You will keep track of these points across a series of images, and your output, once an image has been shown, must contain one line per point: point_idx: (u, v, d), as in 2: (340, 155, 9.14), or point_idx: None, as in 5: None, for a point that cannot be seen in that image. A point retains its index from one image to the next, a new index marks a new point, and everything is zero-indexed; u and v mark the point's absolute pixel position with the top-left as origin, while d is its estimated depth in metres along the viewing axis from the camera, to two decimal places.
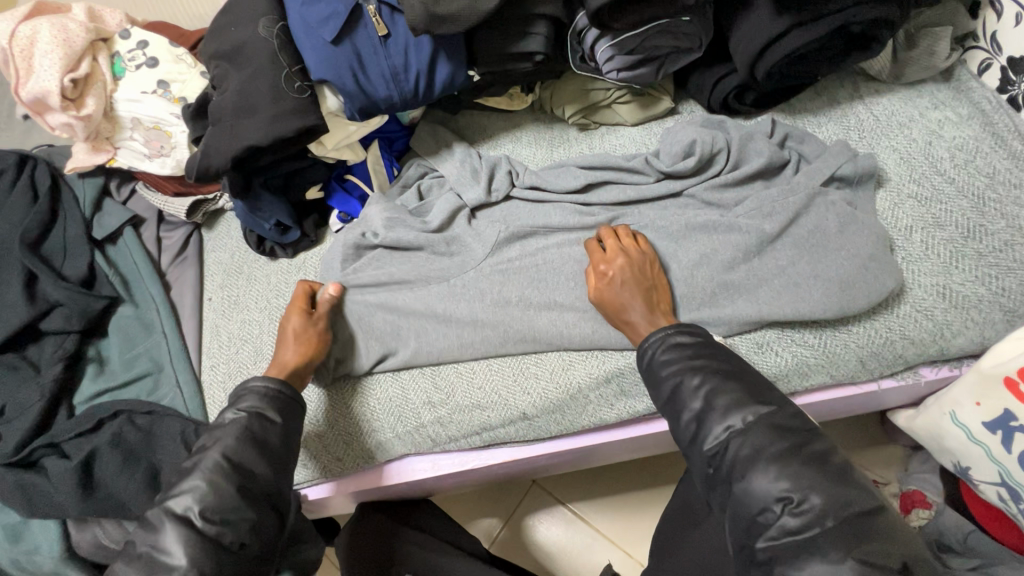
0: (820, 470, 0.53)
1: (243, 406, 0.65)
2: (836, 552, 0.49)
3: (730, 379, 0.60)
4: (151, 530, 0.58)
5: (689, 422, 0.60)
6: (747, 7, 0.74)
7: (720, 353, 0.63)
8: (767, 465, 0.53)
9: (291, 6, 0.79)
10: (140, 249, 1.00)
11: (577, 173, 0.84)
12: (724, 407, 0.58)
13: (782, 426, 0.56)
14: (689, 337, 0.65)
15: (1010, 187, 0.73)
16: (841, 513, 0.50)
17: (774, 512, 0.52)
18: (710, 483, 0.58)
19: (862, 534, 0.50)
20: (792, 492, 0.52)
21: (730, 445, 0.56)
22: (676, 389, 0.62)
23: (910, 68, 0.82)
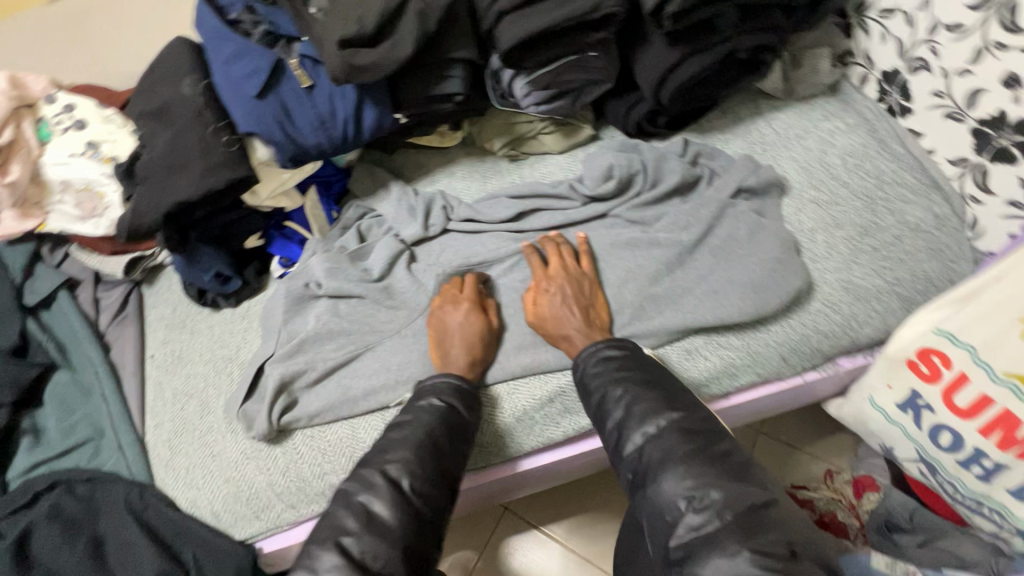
0: (722, 466, 0.56)
1: (435, 398, 0.71)
2: (731, 543, 0.50)
3: (650, 389, 0.64)
4: (361, 483, 0.63)
5: (612, 430, 0.64)
6: (645, 41, 0.80)
7: (644, 363, 0.68)
8: (675, 466, 0.56)
9: (215, 64, 0.81)
10: (76, 312, 0.98)
11: (509, 203, 0.88)
12: (641, 412, 0.62)
13: (693, 429, 0.60)
14: (618, 350, 0.70)
15: (895, 186, 0.80)
16: (737, 505, 0.52)
17: (680, 509, 0.54)
18: (630, 488, 0.60)
19: (757, 526, 0.51)
20: (694, 489, 0.54)
21: (646, 449, 0.60)
22: (603, 399, 0.66)
23: (800, 85, 0.90)
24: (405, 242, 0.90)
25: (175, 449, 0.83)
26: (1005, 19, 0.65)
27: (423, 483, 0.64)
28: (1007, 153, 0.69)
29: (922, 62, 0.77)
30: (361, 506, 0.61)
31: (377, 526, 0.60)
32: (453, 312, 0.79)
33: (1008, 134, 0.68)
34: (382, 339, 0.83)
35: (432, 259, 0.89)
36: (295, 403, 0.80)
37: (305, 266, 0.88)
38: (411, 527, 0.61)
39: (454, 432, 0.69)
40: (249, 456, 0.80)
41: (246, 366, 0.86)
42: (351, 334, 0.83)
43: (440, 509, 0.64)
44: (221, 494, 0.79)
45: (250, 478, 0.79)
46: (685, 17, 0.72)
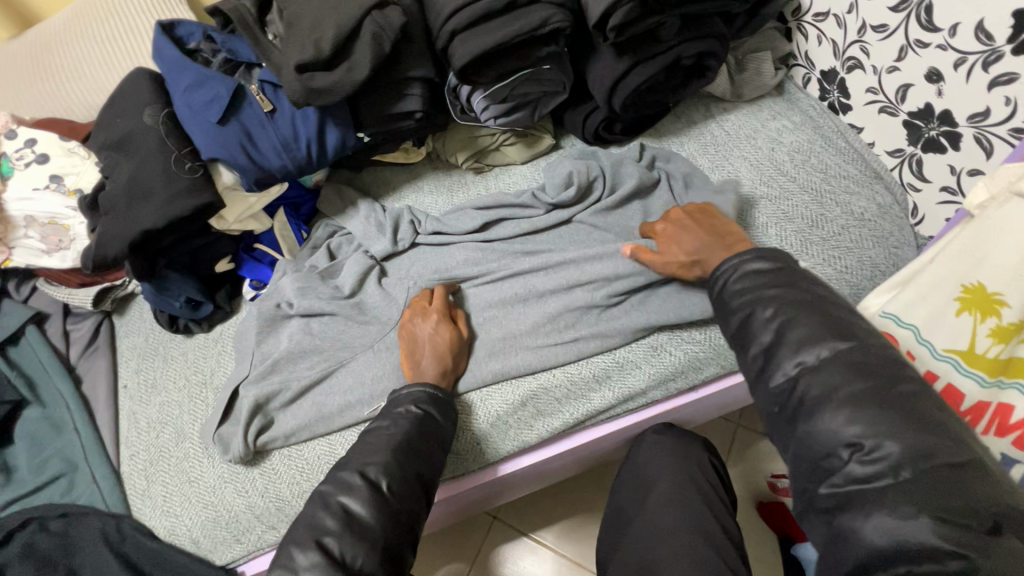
0: (905, 414, 0.46)
1: (416, 403, 0.72)
2: (906, 506, 0.44)
3: (813, 313, 0.54)
4: (344, 489, 0.64)
5: (757, 356, 0.55)
6: (596, 52, 0.84)
7: (799, 281, 0.57)
8: (837, 408, 0.48)
9: (175, 92, 0.82)
10: (45, 347, 0.98)
11: (475, 214, 0.90)
12: (797, 339, 0.53)
13: (866, 365, 0.50)
14: (767, 264, 0.60)
15: (840, 179, 0.84)
16: (919, 463, 0.44)
17: (840, 457, 0.47)
18: (777, 420, 0.53)
19: (948, 485, 0.43)
20: (862, 436, 0.47)
21: (801, 381, 0.51)
22: (746, 319, 0.57)
23: (747, 88, 0.94)
24: (374, 258, 0.92)
25: (151, 477, 0.83)
26: (922, 19, 0.69)
27: (400, 483, 0.65)
28: (936, 143, 0.73)
29: (856, 61, 0.81)
30: (345, 515, 0.61)
31: (357, 525, 0.61)
32: (423, 325, 0.80)
33: (935, 125, 0.72)
34: (356, 354, 0.83)
35: (402, 273, 0.90)
36: (271, 423, 0.80)
37: (276, 287, 0.90)
38: (389, 526, 0.62)
39: (430, 437, 0.70)
40: (227, 480, 0.80)
41: (221, 390, 0.86)
42: (325, 352, 0.84)
43: (417, 512, 0.66)
44: (199, 520, 0.78)
45: (228, 502, 0.78)
46: (628, 28, 0.75)
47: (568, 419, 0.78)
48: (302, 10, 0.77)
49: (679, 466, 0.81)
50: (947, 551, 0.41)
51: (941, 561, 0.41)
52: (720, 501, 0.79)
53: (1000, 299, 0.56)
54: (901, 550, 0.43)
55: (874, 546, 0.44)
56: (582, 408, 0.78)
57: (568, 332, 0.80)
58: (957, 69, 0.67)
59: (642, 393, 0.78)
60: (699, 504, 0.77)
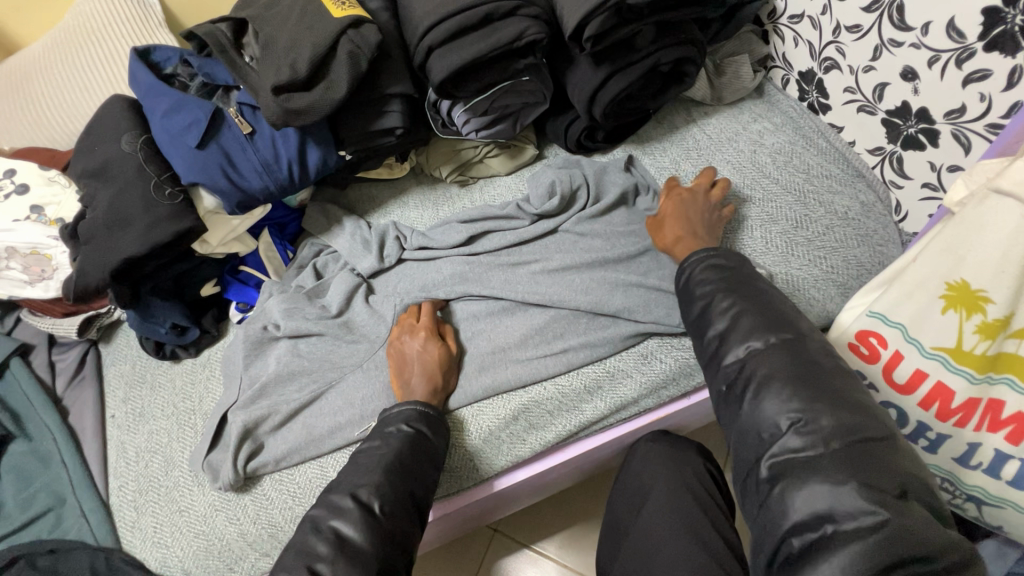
0: (838, 395, 0.50)
1: (405, 422, 0.71)
2: (837, 473, 0.46)
3: (765, 307, 0.58)
4: (335, 512, 0.63)
5: (712, 340, 0.59)
6: (574, 62, 0.84)
7: (752, 278, 0.62)
8: (780, 387, 0.52)
9: (153, 119, 0.81)
10: (30, 379, 0.96)
11: (460, 227, 0.90)
12: (747, 328, 0.57)
13: (806, 353, 0.54)
14: (727, 261, 0.64)
15: (823, 179, 0.84)
16: (849, 436, 0.47)
17: (780, 429, 0.50)
18: (723, 400, 0.57)
19: (866, 457, 0.46)
20: (802, 412, 0.50)
21: (748, 364, 0.55)
22: (705, 308, 0.61)
23: (726, 91, 0.94)
24: (361, 275, 0.91)
25: (140, 507, 0.82)
26: (895, 18, 0.70)
27: (391, 504, 0.64)
28: (916, 140, 0.73)
29: (832, 62, 0.82)
30: (336, 539, 0.60)
31: (349, 549, 0.60)
32: (411, 342, 0.80)
33: (913, 123, 0.73)
34: (345, 374, 0.83)
35: (389, 290, 0.89)
36: (261, 448, 0.79)
37: (263, 309, 0.89)
38: (382, 548, 0.61)
39: (421, 456, 0.69)
40: (218, 507, 0.78)
41: (210, 416, 0.85)
42: (314, 373, 0.83)
43: (410, 533, 0.64)
44: (190, 550, 0.77)
45: (220, 530, 0.77)
46: (604, 37, 0.75)
47: (562, 431, 0.77)
48: (279, 32, 0.77)
49: (675, 473, 0.81)
50: (864, 509, 0.44)
51: (859, 519, 0.44)
52: (718, 507, 0.78)
53: (984, 296, 0.56)
54: (828, 512, 0.45)
55: (802, 512, 0.46)
56: (574, 420, 0.77)
57: (556, 343, 0.79)
58: (932, 67, 0.68)
59: (634, 402, 0.78)
60: (695, 511, 0.76)
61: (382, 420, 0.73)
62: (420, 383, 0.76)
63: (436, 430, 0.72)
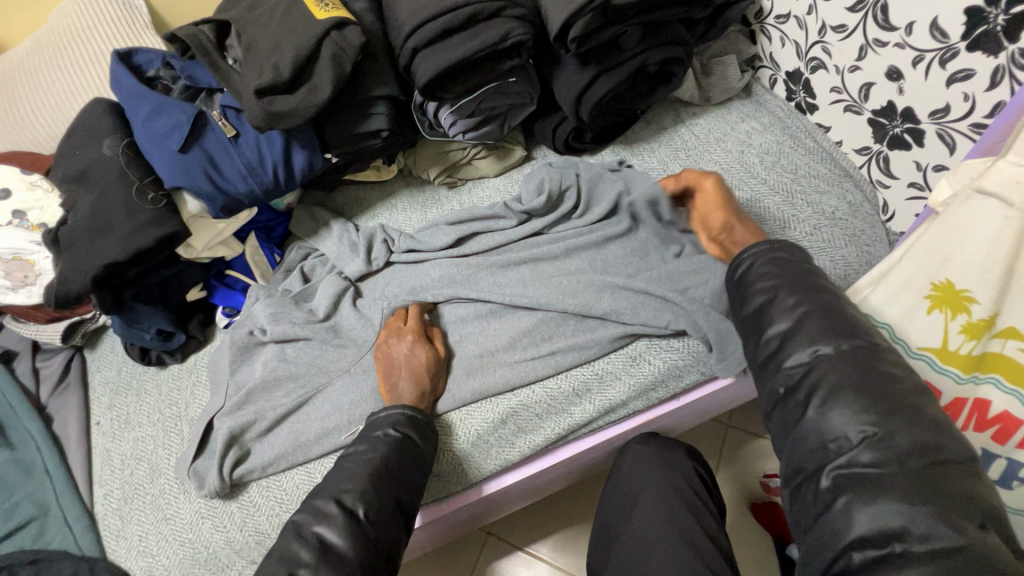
0: (917, 413, 0.46)
1: (392, 426, 0.70)
2: (911, 492, 0.43)
3: (834, 309, 0.53)
4: (319, 518, 0.62)
5: (771, 340, 0.54)
6: (561, 63, 0.84)
7: (817, 274, 0.57)
8: (852, 398, 0.47)
9: (135, 122, 0.80)
10: (14, 386, 0.96)
11: (448, 229, 0.89)
12: (814, 331, 0.52)
13: (880, 364, 0.49)
14: (786, 256, 0.59)
15: (811, 179, 0.84)
16: (927, 457, 0.44)
17: (849, 441, 0.46)
18: (778, 401, 0.52)
19: (945, 480, 0.43)
20: (873, 425, 0.46)
21: (815, 370, 0.50)
22: (767, 305, 0.56)
23: (714, 91, 0.94)
24: (349, 279, 0.91)
25: (125, 516, 0.81)
26: (879, 18, 0.70)
27: (377, 510, 0.63)
28: (901, 140, 0.73)
29: (819, 62, 0.81)
30: (320, 546, 0.60)
31: (332, 556, 0.59)
32: (398, 346, 0.79)
33: (899, 123, 0.73)
34: (333, 378, 0.82)
35: (376, 293, 0.89)
36: (247, 455, 0.78)
37: (249, 313, 0.88)
38: (367, 555, 0.60)
39: (408, 460, 0.68)
40: (203, 514, 0.77)
41: (195, 423, 0.84)
42: (301, 378, 0.82)
43: (395, 540, 0.64)
44: (176, 559, 0.76)
45: (207, 538, 0.76)
46: (590, 38, 0.75)
47: (551, 435, 0.77)
48: (261, 34, 0.77)
49: (664, 474, 0.81)
50: (941, 534, 0.41)
51: (935, 542, 0.41)
52: (707, 510, 0.78)
53: (969, 296, 0.56)
54: (899, 530, 0.42)
55: (865, 527, 0.43)
56: (563, 423, 0.77)
57: (545, 345, 0.79)
58: (916, 66, 0.68)
59: (622, 404, 0.77)
60: (685, 514, 0.76)
61: (369, 424, 0.72)
62: (408, 388, 0.75)
63: (424, 434, 0.72)
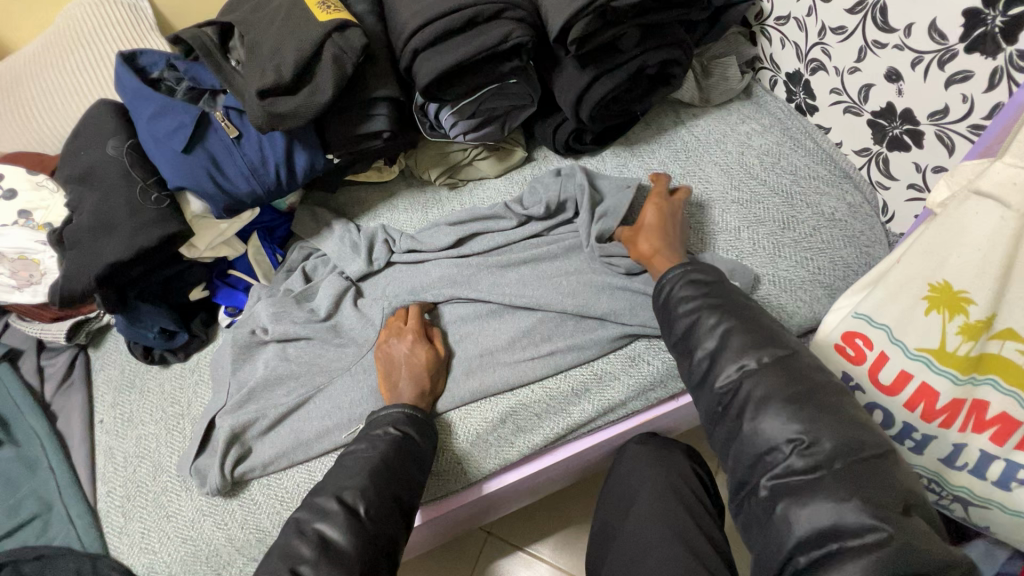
0: (836, 414, 0.49)
1: (391, 425, 0.71)
2: (838, 490, 0.46)
3: (752, 323, 0.57)
4: (319, 515, 0.63)
5: (701, 360, 0.57)
6: (561, 65, 0.84)
7: (736, 293, 0.60)
8: (780, 408, 0.51)
9: (139, 123, 0.81)
10: (19, 384, 0.97)
11: (448, 230, 0.90)
12: (738, 347, 0.55)
13: (798, 370, 0.53)
14: (706, 276, 0.62)
15: (810, 181, 0.84)
16: (850, 456, 0.47)
17: (782, 452, 0.49)
18: (716, 418, 0.55)
19: (870, 475, 0.46)
20: (803, 433, 0.49)
21: (743, 384, 0.53)
22: (693, 327, 0.59)
23: (714, 93, 0.94)
24: (350, 279, 0.91)
25: (127, 513, 0.81)
26: (878, 19, 0.70)
27: (377, 507, 0.64)
28: (900, 141, 0.74)
29: (819, 63, 0.82)
30: (320, 543, 0.60)
31: (332, 552, 0.60)
32: (398, 345, 0.80)
33: (898, 124, 0.73)
34: (334, 378, 0.82)
35: (377, 293, 0.89)
36: (249, 453, 0.79)
37: (251, 313, 0.89)
38: (366, 551, 0.61)
39: (407, 458, 0.69)
40: (205, 512, 0.78)
41: (198, 421, 0.84)
42: (302, 377, 0.83)
43: (395, 537, 0.64)
44: (178, 555, 0.76)
45: (208, 535, 0.77)
46: (589, 40, 0.75)
47: (549, 434, 0.77)
48: (263, 36, 0.77)
49: (663, 474, 0.81)
50: (868, 526, 0.44)
51: (863, 536, 0.44)
52: (706, 510, 0.78)
53: (966, 297, 0.56)
54: (833, 528, 0.45)
55: (806, 529, 0.46)
56: (561, 423, 0.77)
57: (544, 345, 0.79)
58: (915, 68, 0.68)
59: (621, 404, 0.78)
60: (683, 513, 0.76)
61: (369, 423, 0.73)
62: (408, 389, 0.76)
63: (423, 433, 0.72)
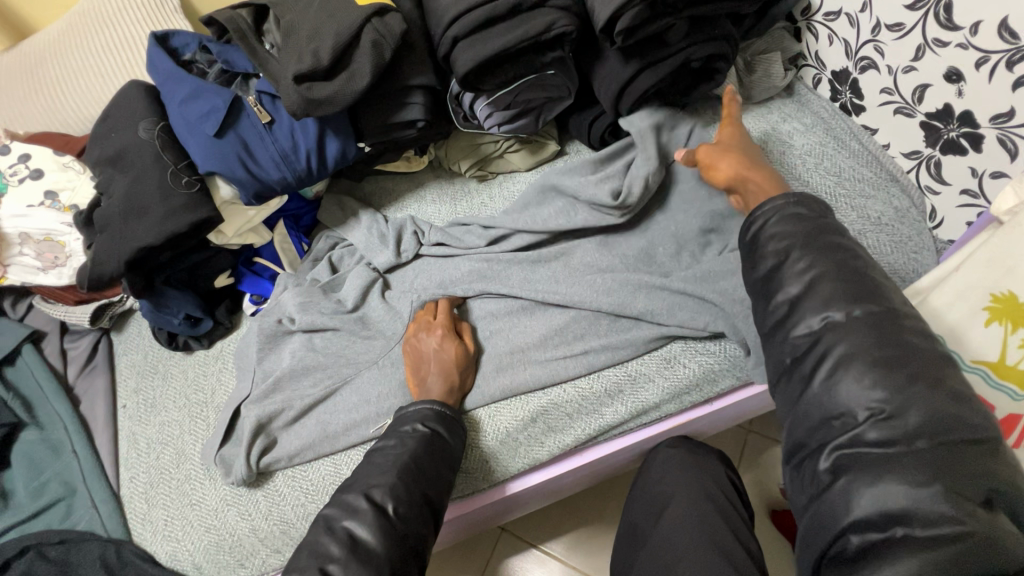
0: (929, 385, 0.45)
1: (421, 422, 0.69)
2: (916, 473, 0.43)
3: (848, 271, 0.52)
4: (348, 511, 0.61)
5: (781, 305, 0.54)
6: (602, 56, 0.82)
7: (837, 234, 0.55)
8: (863, 369, 0.47)
9: (171, 105, 0.80)
10: (41, 366, 0.96)
11: (484, 228, 0.88)
12: (827, 295, 0.51)
13: (897, 332, 0.48)
14: (805, 214, 0.58)
15: (854, 183, 0.82)
16: (937, 435, 0.44)
17: (855, 418, 0.46)
18: (784, 371, 0.53)
19: (956, 460, 0.43)
20: (885, 402, 0.45)
21: (824, 338, 0.50)
22: (778, 268, 0.55)
23: (755, 90, 0.92)
24: (377, 270, 0.90)
25: (151, 500, 0.81)
26: (941, 16, 0.67)
27: (406, 506, 0.62)
28: (956, 144, 0.71)
29: (870, 61, 0.79)
30: (350, 540, 0.59)
31: (362, 551, 0.58)
32: (427, 339, 0.78)
33: (954, 127, 0.70)
34: (361, 370, 0.81)
35: (406, 286, 0.88)
36: (274, 444, 0.78)
37: (278, 302, 0.87)
38: (395, 550, 0.60)
39: (438, 457, 0.67)
40: (229, 502, 0.77)
41: (222, 410, 0.84)
42: (329, 369, 0.82)
43: (423, 536, 0.63)
44: (201, 544, 0.76)
45: (232, 526, 0.76)
46: (636, 31, 0.73)
47: (581, 435, 0.76)
48: (300, 19, 0.75)
49: (697, 478, 0.80)
50: (945, 516, 0.41)
51: (938, 527, 0.41)
52: (741, 517, 0.76)
53: None
54: (902, 513, 0.42)
55: (869, 509, 0.43)
56: (593, 423, 0.76)
57: (577, 344, 0.78)
58: (979, 68, 0.65)
59: (655, 407, 0.76)
60: (717, 518, 0.74)
61: (398, 417, 0.72)
62: (436, 387, 0.74)
63: (454, 433, 0.71)
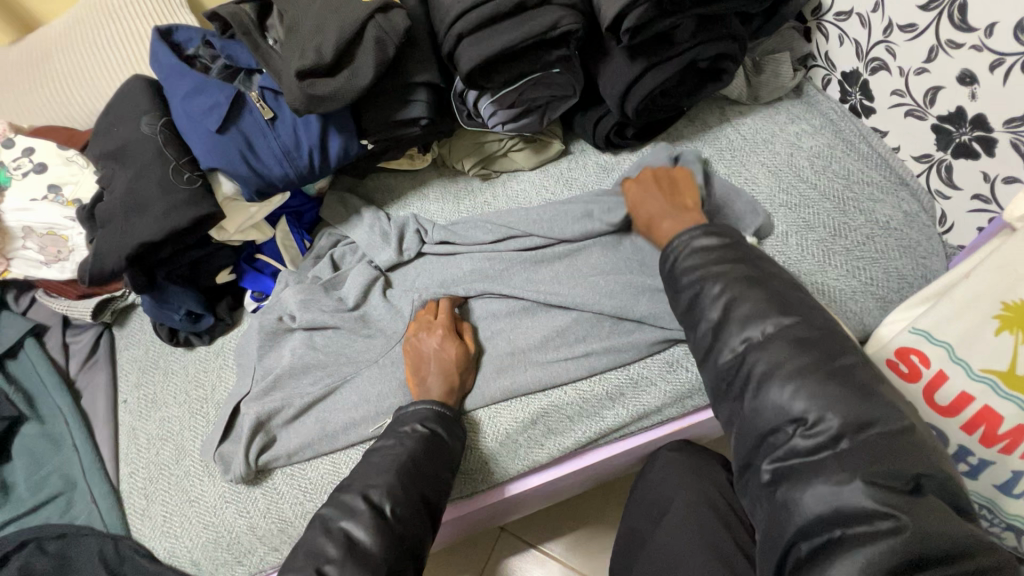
0: (853, 389, 0.47)
1: (421, 421, 0.69)
2: (841, 472, 0.45)
3: (759, 290, 0.54)
4: (346, 511, 0.61)
5: (705, 332, 0.55)
6: (608, 55, 0.81)
7: (748, 255, 0.57)
8: (783, 383, 0.48)
9: (173, 100, 0.79)
10: (44, 360, 0.96)
11: (488, 228, 0.87)
12: (744, 315, 0.53)
13: (809, 339, 0.50)
14: (718, 239, 0.59)
15: (863, 186, 0.80)
16: (859, 434, 0.46)
17: (785, 433, 0.48)
18: (721, 395, 0.54)
19: (883, 454, 0.45)
20: (807, 411, 0.47)
21: (748, 357, 0.51)
22: (696, 298, 0.57)
23: (764, 90, 0.90)
24: (379, 268, 0.89)
25: (150, 496, 0.81)
26: (955, 17, 0.66)
27: (405, 507, 0.62)
28: (968, 148, 0.70)
29: (881, 62, 0.78)
30: (347, 541, 0.59)
31: (359, 551, 0.58)
32: (428, 340, 0.77)
33: (967, 130, 0.69)
34: (361, 368, 0.81)
35: (408, 284, 0.87)
36: (273, 441, 0.77)
37: (279, 298, 0.87)
38: (392, 551, 0.59)
39: (437, 458, 0.67)
40: (227, 499, 0.77)
41: (222, 406, 0.83)
42: (329, 367, 0.81)
43: (421, 538, 0.62)
44: (200, 541, 0.76)
45: (230, 523, 0.76)
46: (643, 29, 0.72)
47: (580, 438, 0.75)
48: (304, 14, 0.75)
49: (699, 484, 0.78)
50: (877, 512, 0.43)
51: (873, 522, 0.43)
52: (743, 523, 0.74)
53: None
54: (834, 514, 0.44)
55: (812, 512, 0.44)
56: (594, 426, 0.75)
57: (578, 346, 0.77)
58: (994, 71, 0.64)
59: (657, 410, 0.76)
60: (717, 524, 0.73)
61: (397, 417, 0.71)
62: (437, 387, 0.74)
63: (452, 434, 0.70)
